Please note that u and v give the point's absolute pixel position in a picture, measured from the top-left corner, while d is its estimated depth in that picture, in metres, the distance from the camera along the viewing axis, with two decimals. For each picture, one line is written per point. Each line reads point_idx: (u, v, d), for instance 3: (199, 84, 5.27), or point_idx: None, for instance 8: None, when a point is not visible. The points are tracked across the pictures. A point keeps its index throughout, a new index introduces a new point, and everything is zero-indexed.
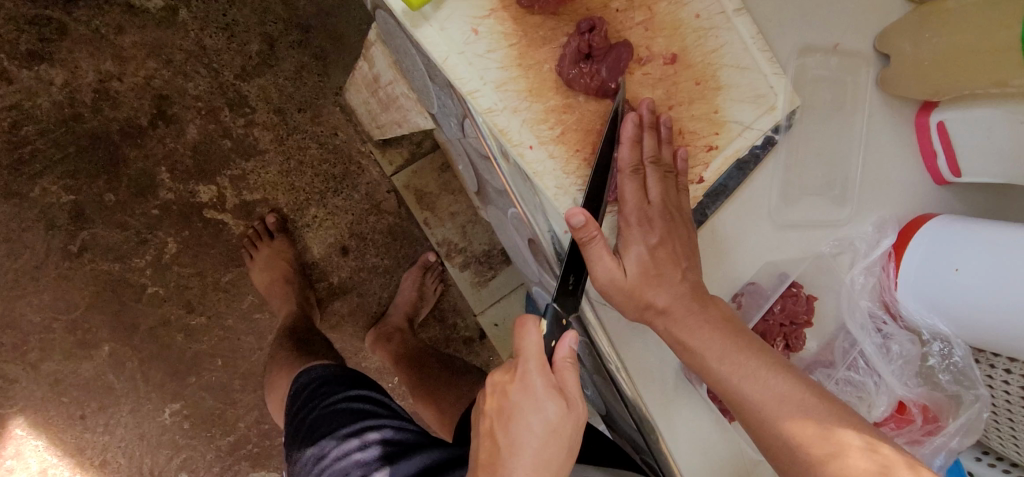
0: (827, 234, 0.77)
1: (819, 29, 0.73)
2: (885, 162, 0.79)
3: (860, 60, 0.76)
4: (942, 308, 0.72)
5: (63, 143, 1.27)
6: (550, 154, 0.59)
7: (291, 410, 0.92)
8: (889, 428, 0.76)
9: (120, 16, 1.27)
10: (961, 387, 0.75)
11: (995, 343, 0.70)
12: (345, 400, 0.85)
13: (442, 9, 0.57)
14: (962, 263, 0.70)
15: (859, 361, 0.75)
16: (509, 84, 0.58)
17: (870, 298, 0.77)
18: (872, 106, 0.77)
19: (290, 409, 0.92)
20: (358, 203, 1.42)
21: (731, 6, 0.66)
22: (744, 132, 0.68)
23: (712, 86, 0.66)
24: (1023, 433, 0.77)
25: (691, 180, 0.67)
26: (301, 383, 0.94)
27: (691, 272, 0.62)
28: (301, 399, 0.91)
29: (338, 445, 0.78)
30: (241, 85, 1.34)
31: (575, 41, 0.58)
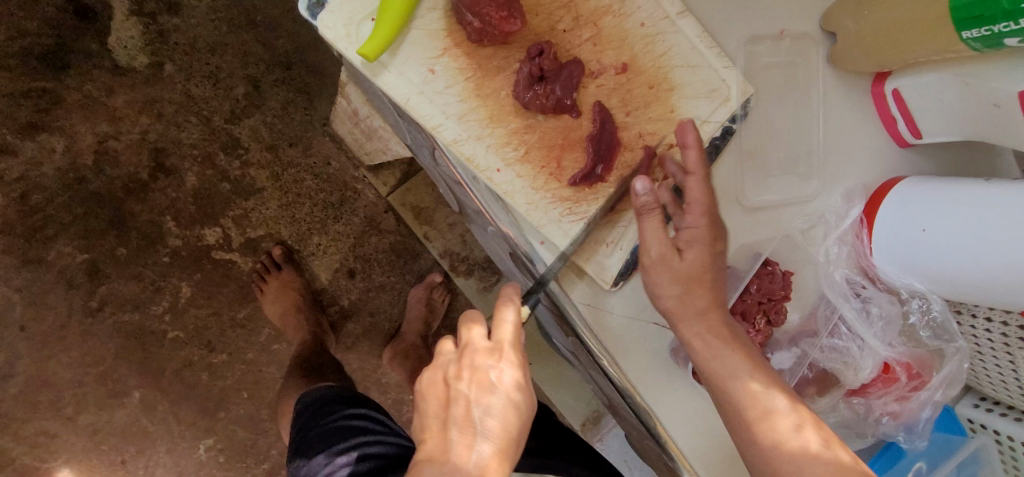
0: (798, 210, 0.80)
1: (763, 18, 0.76)
2: (845, 135, 0.82)
3: (808, 42, 0.79)
4: (917, 267, 0.76)
5: (72, 205, 1.33)
6: (518, 173, 0.64)
7: (295, 426, 0.96)
8: (877, 389, 0.78)
9: (110, 78, 1.33)
10: (942, 341, 0.79)
11: (964, 294, 0.74)
12: (348, 417, 0.90)
13: (398, 55, 0.60)
14: (929, 224, 0.74)
15: (841, 327, 0.79)
16: (470, 115, 0.62)
17: (847, 265, 0.81)
18: (826, 83, 0.80)
19: (295, 425, 0.96)
20: (359, 226, 1.47)
21: (673, 10, 0.69)
22: (702, 126, 0.72)
23: (665, 88, 0.70)
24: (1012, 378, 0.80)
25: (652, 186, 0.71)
26: (306, 403, 0.99)
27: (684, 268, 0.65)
28: (301, 425, 0.94)
29: (343, 452, 0.82)
30: (232, 129, 1.39)
31: (527, 66, 0.62)
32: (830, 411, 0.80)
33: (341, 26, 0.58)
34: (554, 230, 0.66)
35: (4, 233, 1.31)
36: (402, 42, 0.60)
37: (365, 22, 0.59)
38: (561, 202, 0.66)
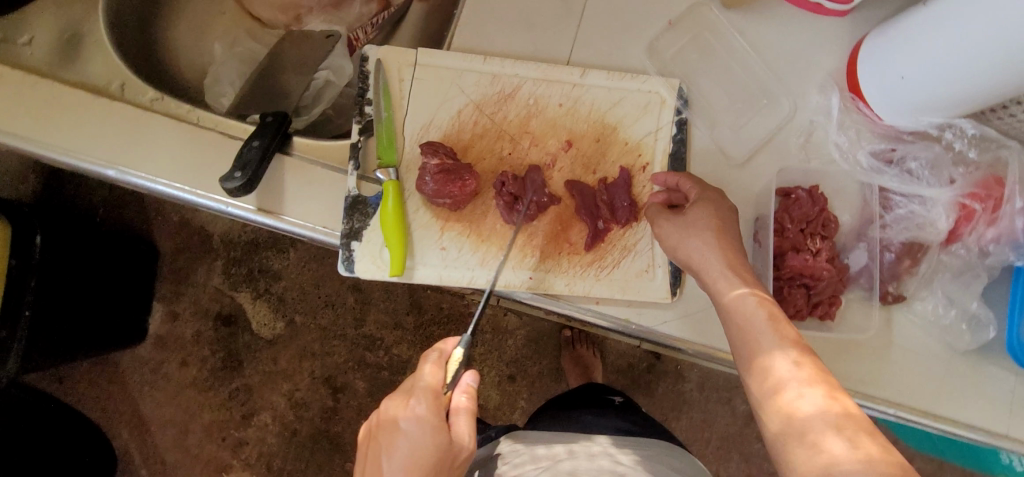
0: (789, 131, 0.86)
1: (649, 22, 0.86)
2: (784, 47, 0.88)
3: (697, 8, 0.87)
4: (924, 108, 0.78)
5: (299, 454, 1.67)
6: (547, 270, 0.78)
7: None
8: (964, 227, 0.80)
9: (269, 352, 1.68)
10: (989, 150, 0.81)
11: (978, 102, 0.74)
12: None
13: (415, 253, 0.77)
14: (905, 71, 0.76)
15: (893, 197, 0.83)
16: (487, 257, 0.78)
17: (865, 144, 0.85)
18: (735, 26, 0.87)
19: None
20: (494, 338, 1.70)
21: (575, 77, 0.82)
22: (657, 136, 0.83)
23: (609, 132, 0.82)
24: None
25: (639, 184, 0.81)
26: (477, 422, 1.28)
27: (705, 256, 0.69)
28: None
29: None
30: (363, 330, 1.70)
31: (499, 198, 0.77)
32: (939, 269, 0.82)
33: (369, 265, 0.76)
34: (600, 288, 0.79)
35: None
36: (413, 245, 0.77)
37: (383, 251, 0.76)
38: (591, 267, 0.79)
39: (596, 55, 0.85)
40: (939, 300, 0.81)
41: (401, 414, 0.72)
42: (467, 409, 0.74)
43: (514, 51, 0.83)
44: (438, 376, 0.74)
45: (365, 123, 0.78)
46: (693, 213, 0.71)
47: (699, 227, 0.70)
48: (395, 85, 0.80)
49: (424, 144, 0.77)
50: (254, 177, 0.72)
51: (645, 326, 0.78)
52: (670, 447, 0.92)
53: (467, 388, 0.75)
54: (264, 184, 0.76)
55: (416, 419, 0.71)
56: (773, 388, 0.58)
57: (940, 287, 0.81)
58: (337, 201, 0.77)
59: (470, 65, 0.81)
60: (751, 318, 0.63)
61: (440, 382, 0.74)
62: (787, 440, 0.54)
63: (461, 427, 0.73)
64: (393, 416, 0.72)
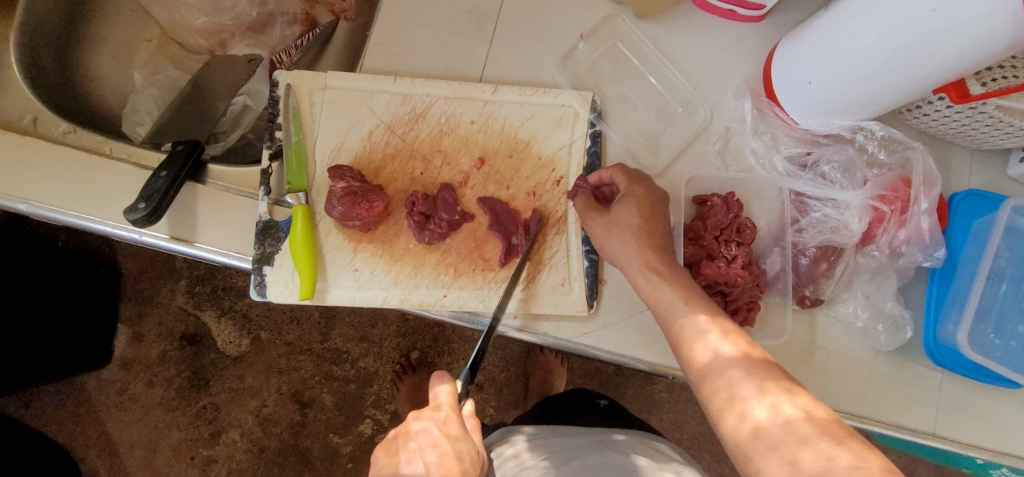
0: (706, 138, 0.86)
1: (562, 35, 0.87)
2: (699, 55, 0.88)
3: (610, 20, 0.88)
4: (833, 112, 0.78)
5: (269, 469, 1.68)
6: (461, 288, 0.79)
7: None
8: (877, 229, 0.80)
9: (235, 369, 1.69)
10: (900, 150, 0.82)
11: (886, 104, 0.75)
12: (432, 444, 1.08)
13: (328, 276, 0.77)
14: (811, 76, 0.76)
15: (808, 201, 0.83)
16: (400, 276, 0.78)
17: (782, 149, 0.85)
18: (649, 36, 0.88)
19: None
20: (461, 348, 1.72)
21: (488, 93, 0.83)
22: (571, 149, 0.83)
23: (522, 147, 0.83)
24: (1010, 119, 0.75)
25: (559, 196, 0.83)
26: None
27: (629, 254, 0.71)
28: None
29: None
30: (328, 345, 1.70)
31: (410, 217, 0.77)
32: (857, 271, 0.82)
33: (281, 289, 0.77)
34: (515, 304, 0.79)
35: None
36: (326, 268, 0.78)
37: (295, 275, 0.77)
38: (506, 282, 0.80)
39: (509, 70, 0.85)
40: (858, 301, 0.81)
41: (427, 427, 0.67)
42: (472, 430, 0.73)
43: (426, 70, 0.84)
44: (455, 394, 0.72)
45: (274, 148, 0.79)
46: (595, 236, 0.72)
47: (623, 224, 0.72)
48: (305, 110, 0.80)
49: (332, 167, 0.77)
50: (160, 207, 0.72)
51: (563, 339, 0.79)
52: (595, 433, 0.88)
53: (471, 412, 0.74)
54: (175, 212, 0.77)
55: (443, 425, 0.67)
56: (725, 410, 0.58)
57: (859, 288, 0.81)
58: (248, 227, 0.78)
59: (380, 86, 0.81)
60: (705, 338, 0.63)
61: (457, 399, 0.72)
62: (753, 457, 0.53)
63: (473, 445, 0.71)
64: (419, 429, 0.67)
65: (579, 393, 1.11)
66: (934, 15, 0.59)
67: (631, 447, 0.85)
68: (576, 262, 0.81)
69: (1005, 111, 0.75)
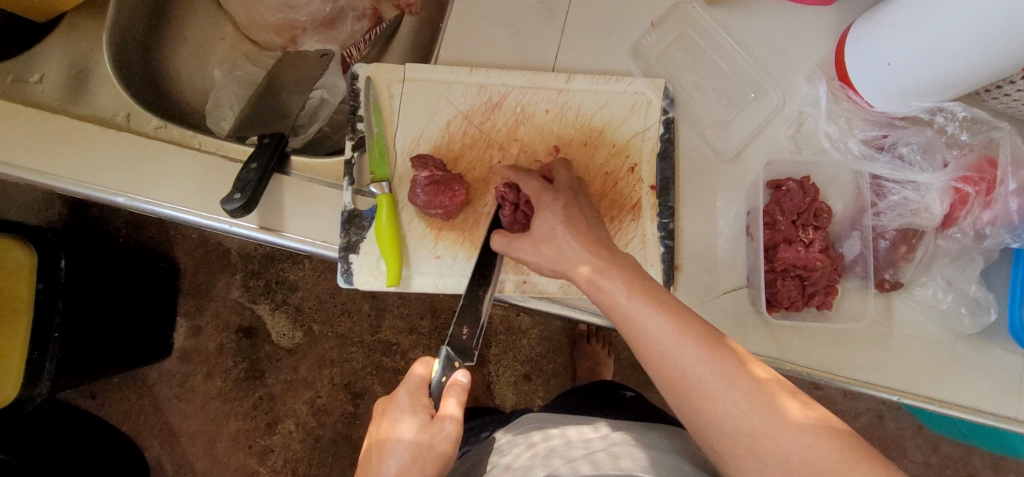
0: (778, 123, 0.86)
1: (632, 23, 0.87)
2: (769, 40, 0.88)
3: (679, 8, 0.88)
4: (912, 94, 0.78)
5: (323, 459, 1.72)
6: (539, 274, 0.81)
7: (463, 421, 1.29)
8: (959, 211, 0.79)
9: (290, 361, 1.74)
10: (981, 131, 0.81)
11: (970, 84, 0.73)
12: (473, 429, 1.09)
13: (411, 263, 0.79)
14: (890, 58, 0.76)
15: (886, 184, 0.82)
16: (481, 263, 0.80)
17: (858, 133, 0.85)
18: (719, 23, 0.88)
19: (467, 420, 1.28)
20: (509, 339, 1.77)
21: (562, 83, 0.84)
22: (644, 137, 0.84)
23: (596, 135, 0.84)
24: None
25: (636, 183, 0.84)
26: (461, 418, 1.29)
27: (567, 254, 0.67)
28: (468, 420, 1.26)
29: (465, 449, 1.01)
30: (379, 336, 1.74)
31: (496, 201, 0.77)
32: (937, 254, 0.81)
33: (368, 276, 0.79)
34: None
35: None
36: (409, 256, 0.80)
37: (380, 262, 0.79)
38: None
39: (581, 59, 0.86)
40: (938, 284, 0.80)
41: (384, 408, 0.72)
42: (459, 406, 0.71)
43: (501, 60, 0.85)
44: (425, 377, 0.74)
45: (357, 139, 0.81)
46: None
47: (551, 237, 0.69)
48: (385, 101, 0.82)
49: (414, 157, 0.79)
50: (253, 198, 0.75)
51: None
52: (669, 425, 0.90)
53: (455, 383, 0.73)
54: (264, 203, 0.79)
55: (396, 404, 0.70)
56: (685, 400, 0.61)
57: (939, 271, 0.81)
58: (334, 217, 0.80)
59: (457, 78, 0.83)
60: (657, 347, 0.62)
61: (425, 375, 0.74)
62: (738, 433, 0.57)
63: (444, 417, 0.69)
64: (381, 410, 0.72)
65: (605, 384, 1.15)
66: None
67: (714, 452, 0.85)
68: (652, 249, 0.82)
69: None
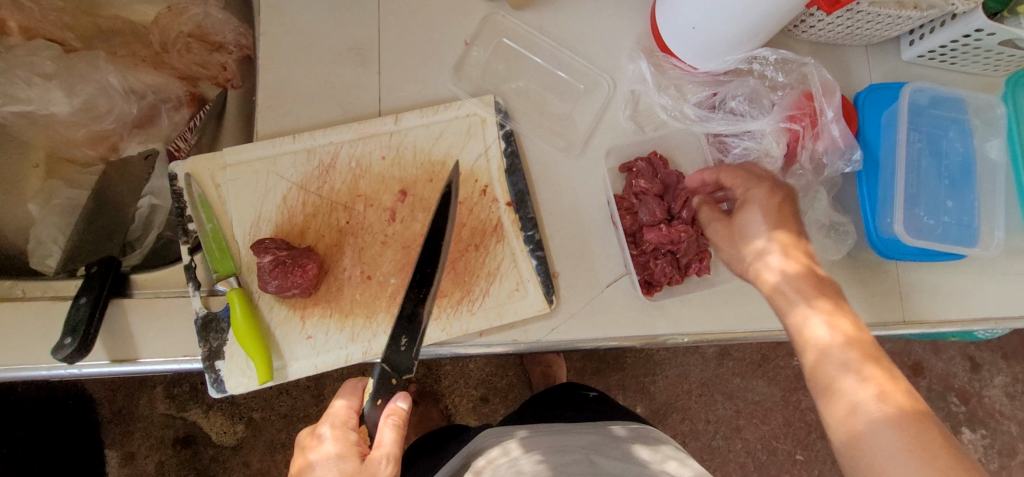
0: (614, 107, 0.87)
1: (448, 48, 0.86)
2: (585, 32, 0.88)
3: (490, 21, 0.87)
4: (723, 50, 0.79)
5: None
6: None
7: None
8: (796, 148, 0.81)
9: (239, 457, 1.66)
10: (795, 68, 0.83)
11: (766, 31, 0.76)
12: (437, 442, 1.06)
13: (284, 352, 0.76)
14: (693, 22, 0.77)
15: (726, 140, 0.85)
16: (355, 330, 0.77)
17: (688, 97, 0.86)
18: (531, 26, 0.88)
19: None
20: (454, 367, 1.74)
21: (391, 125, 0.82)
22: (487, 156, 0.83)
23: (441, 168, 0.82)
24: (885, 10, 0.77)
25: (491, 204, 0.82)
26: None
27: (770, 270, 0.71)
28: None
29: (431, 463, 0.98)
30: (324, 405, 1.67)
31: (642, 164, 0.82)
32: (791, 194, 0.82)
33: (240, 378, 0.74)
34: (478, 321, 0.79)
35: None
36: (279, 345, 0.76)
37: (250, 360, 0.75)
38: (462, 304, 0.80)
39: (406, 95, 0.84)
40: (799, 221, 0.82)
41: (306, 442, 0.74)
42: (392, 434, 0.72)
43: (324, 117, 0.82)
44: (353, 408, 0.75)
45: (191, 241, 0.76)
46: None
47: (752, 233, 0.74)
48: (212, 194, 0.78)
49: (254, 243, 0.75)
50: (88, 337, 0.69)
51: (533, 341, 0.80)
52: (589, 429, 0.88)
53: (395, 407, 0.74)
54: (109, 334, 0.74)
55: (323, 439, 0.73)
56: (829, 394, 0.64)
57: (796, 208, 0.82)
58: (187, 327, 0.75)
59: (281, 149, 0.80)
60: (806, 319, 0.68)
61: (354, 404, 0.75)
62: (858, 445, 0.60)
63: (381, 449, 0.71)
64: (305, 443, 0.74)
65: (568, 386, 1.11)
66: None
67: (633, 440, 0.86)
68: (524, 263, 0.81)
69: (879, 5, 0.77)
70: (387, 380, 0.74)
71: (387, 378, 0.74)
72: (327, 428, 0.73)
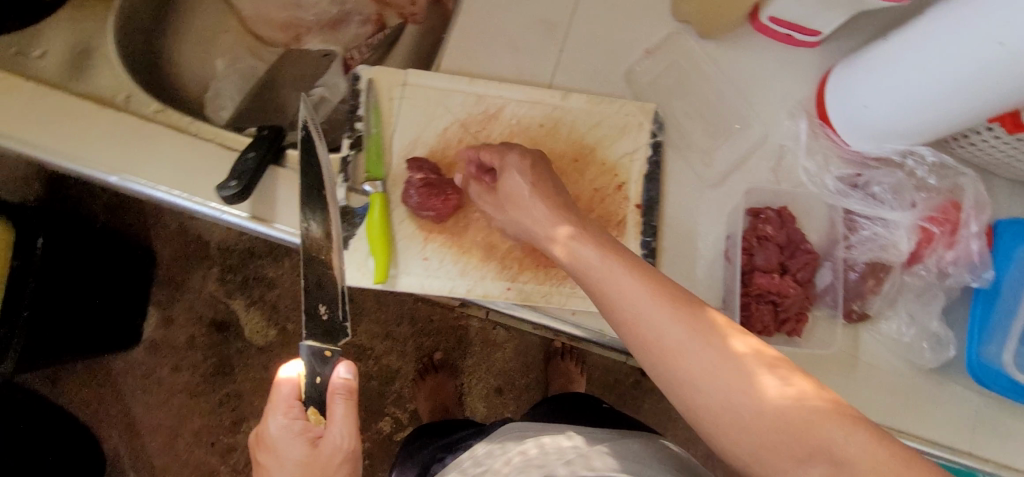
0: (760, 154, 0.90)
1: (628, 49, 0.91)
2: (755, 77, 0.92)
3: (675, 38, 0.92)
4: (883, 135, 0.82)
5: None
6: (524, 281, 0.82)
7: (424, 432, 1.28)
8: (925, 249, 0.84)
9: (261, 359, 1.72)
10: (947, 176, 0.86)
11: (938, 132, 0.78)
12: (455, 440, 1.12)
13: (400, 264, 0.81)
14: (866, 100, 0.80)
15: (857, 219, 0.87)
16: (467, 267, 0.82)
17: (834, 168, 0.89)
18: (710, 54, 0.92)
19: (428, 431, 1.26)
20: (482, 351, 1.78)
21: (557, 99, 0.87)
22: (633, 158, 0.87)
23: (588, 152, 0.87)
24: None
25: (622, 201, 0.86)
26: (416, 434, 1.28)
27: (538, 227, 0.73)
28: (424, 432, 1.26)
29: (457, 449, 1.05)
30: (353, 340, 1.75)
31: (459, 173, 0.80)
32: (904, 289, 0.85)
33: (355, 273, 0.79)
34: (575, 301, 0.82)
35: None
36: (398, 256, 0.81)
37: (368, 259, 0.80)
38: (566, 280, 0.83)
39: (577, 78, 0.89)
40: (903, 318, 0.84)
41: (263, 433, 0.71)
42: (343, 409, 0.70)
43: (501, 73, 0.88)
44: (293, 394, 0.71)
45: (355, 138, 0.82)
46: None
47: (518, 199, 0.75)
48: (386, 104, 0.84)
49: (410, 160, 0.82)
50: (249, 185, 0.76)
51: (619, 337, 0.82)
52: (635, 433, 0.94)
53: (339, 382, 0.71)
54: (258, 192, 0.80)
55: (279, 430, 0.70)
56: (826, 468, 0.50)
57: (904, 306, 0.85)
58: None
59: (456, 87, 0.86)
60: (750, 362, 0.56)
61: (294, 388, 0.72)
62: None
63: (336, 428, 0.69)
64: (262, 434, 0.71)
65: (584, 397, 1.16)
66: (1000, 47, 0.61)
67: (678, 452, 0.90)
68: None
69: None
70: (320, 356, 0.72)
71: (319, 353, 0.72)
72: (277, 419, 0.70)
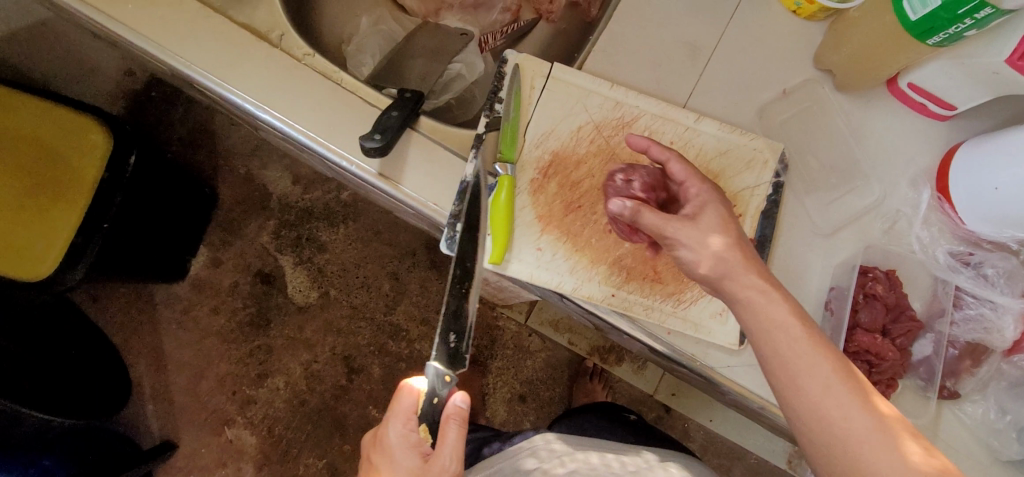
0: (876, 214, 0.90)
1: (765, 85, 0.92)
2: (886, 137, 0.92)
3: (812, 84, 0.92)
4: (1006, 219, 0.81)
5: (302, 424, 1.68)
6: (628, 291, 0.82)
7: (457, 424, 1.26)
8: None
9: (298, 318, 1.72)
10: None
11: None
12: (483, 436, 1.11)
13: (514, 249, 0.81)
14: (999, 183, 0.79)
15: (965, 297, 0.88)
16: (576, 265, 0.82)
17: (948, 242, 0.89)
18: (843, 106, 0.92)
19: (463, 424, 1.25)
20: (513, 355, 1.75)
21: (691, 120, 0.88)
22: (754, 192, 0.88)
23: (710, 178, 0.87)
24: None
25: None
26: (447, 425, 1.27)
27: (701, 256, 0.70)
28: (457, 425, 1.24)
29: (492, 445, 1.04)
30: (390, 318, 1.73)
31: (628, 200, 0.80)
32: (997, 376, 0.87)
33: (470, 249, 0.80)
34: (674, 321, 0.82)
35: (265, 463, 1.67)
36: (513, 241, 0.81)
37: (484, 238, 0.80)
38: (669, 298, 0.82)
39: (712, 104, 0.90)
40: (990, 405, 0.85)
41: (380, 437, 0.79)
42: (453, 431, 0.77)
43: (640, 85, 0.89)
44: (411, 408, 0.79)
45: (492, 118, 0.84)
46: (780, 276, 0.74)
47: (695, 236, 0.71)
48: (526, 92, 0.86)
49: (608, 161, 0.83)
50: (392, 142, 0.76)
51: (708, 366, 0.82)
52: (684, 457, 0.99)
53: (455, 406, 0.78)
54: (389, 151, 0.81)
55: (395, 439, 0.78)
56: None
57: (993, 394, 0.86)
58: (449, 182, 0.81)
59: (596, 89, 0.87)
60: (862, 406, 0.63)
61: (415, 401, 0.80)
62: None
63: (445, 445, 0.76)
64: (379, 437, 0.79)
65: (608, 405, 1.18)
66: None
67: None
68: None
69: None
70: (441, 378, 0.80)
71: (441, 375, 0.80)
72: (395, 427, 0.78)
